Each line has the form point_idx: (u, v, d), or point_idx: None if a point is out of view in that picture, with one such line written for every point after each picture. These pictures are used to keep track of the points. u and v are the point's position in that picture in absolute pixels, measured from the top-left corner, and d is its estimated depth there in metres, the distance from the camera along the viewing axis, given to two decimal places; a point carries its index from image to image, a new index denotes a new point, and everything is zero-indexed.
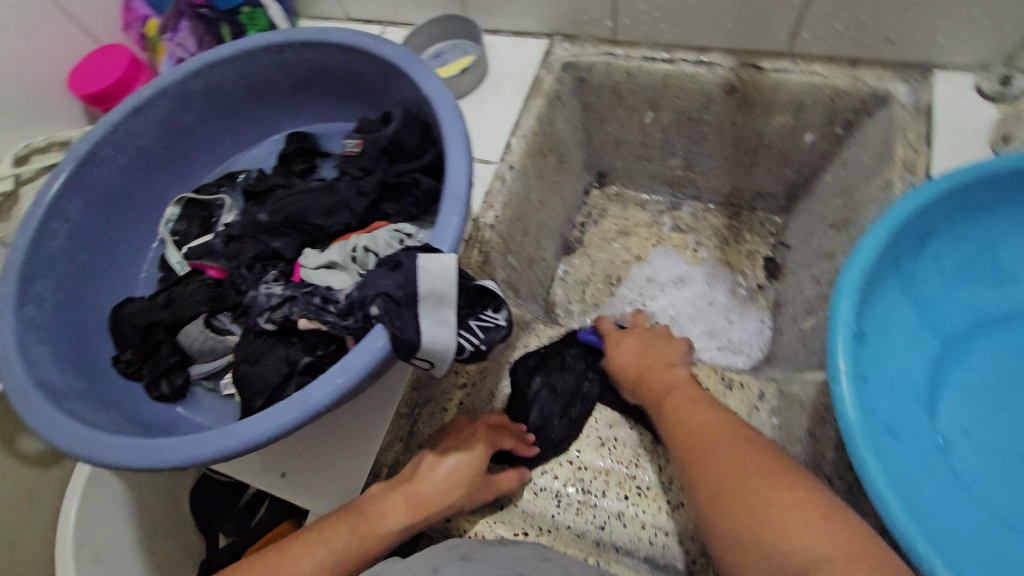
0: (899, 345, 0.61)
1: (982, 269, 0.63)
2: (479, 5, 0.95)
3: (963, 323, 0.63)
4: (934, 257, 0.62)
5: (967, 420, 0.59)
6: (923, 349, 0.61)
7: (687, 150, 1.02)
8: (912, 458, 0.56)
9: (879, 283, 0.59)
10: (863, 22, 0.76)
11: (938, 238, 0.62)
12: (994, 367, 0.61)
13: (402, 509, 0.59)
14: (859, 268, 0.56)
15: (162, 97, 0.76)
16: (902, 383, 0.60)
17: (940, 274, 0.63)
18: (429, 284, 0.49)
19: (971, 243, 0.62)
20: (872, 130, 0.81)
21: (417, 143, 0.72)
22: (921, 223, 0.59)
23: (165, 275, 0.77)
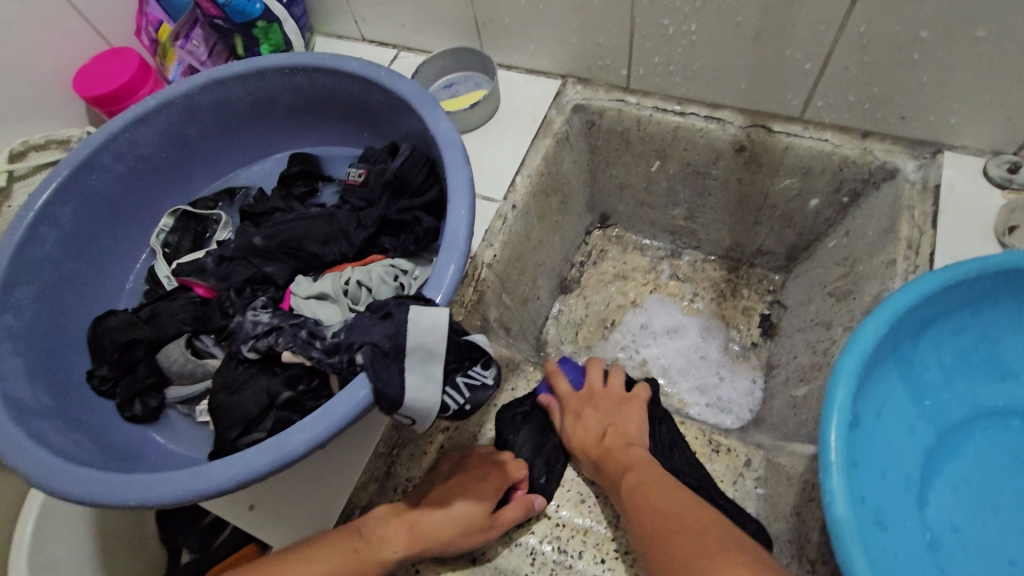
0: (892, 432, 0.60)
1: (979, 362, 0.63)
2: (496, 41, 0.95)
3: (958, 415, 0.62)
4: (933, 346, 0.62)
5: (957, 517, 0.58)
6: (915, 439, 0.61)
7: (691, 201, 1.02)
8: (900, 554, 0.55)
9: (878, 368, 0.58)
10: (876, 97, 0.76)
11: (937, 327, 0.61)
12: (984, 463, 0.61)
13: (402, 537, 0.61)
14: (858, 354, 0.55)
15: (168, 109, 0.75)
16: (893, 472, 0.59)
17: (939, 364, 0.62)
18: (418, 337, 0.48)
19: (970, 335, 0.62)
20: (877, 203, 0.81)
21: (422, 179, 0.71)
22: (923, 311, 0.58)
23: (151, 288, 0.75)
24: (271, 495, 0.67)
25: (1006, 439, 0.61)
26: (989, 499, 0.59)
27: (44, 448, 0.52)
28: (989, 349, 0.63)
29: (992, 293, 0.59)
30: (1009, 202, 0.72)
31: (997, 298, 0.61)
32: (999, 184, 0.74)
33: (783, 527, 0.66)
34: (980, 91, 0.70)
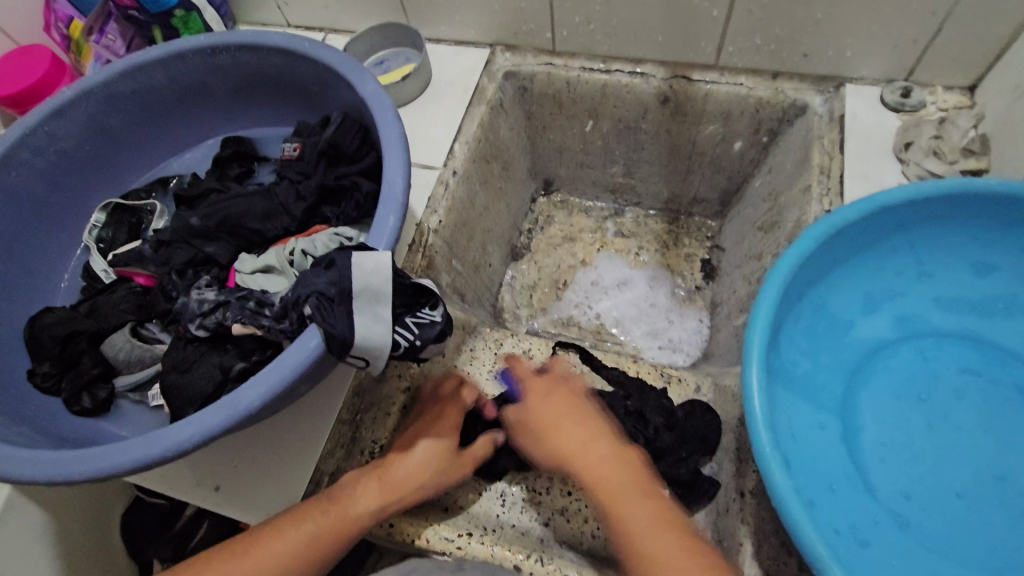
0: (816, 357, 0.64)
1: (904, 287, 0.65)
2: (422, 14, 0.97)
3: (881, 338, 0.65)
4: (854, 274, 0.64)
5: (886, 433, 0.61)
6: (837, 357, 0.64)
7: (627, 158, 1.06)
8: (816, 459, 0.59)
9: (796, 296, 0.61)
10: (780, 37, 0.82)
11: (861, 252, 0.63)
12: (910, 375, 0.63)
13: (374, 492, 0.58)
14: (776, 285, 0.57)
15: (86, 99, 0.73)
16: (816, 390, 0.62)
17: (865, 287, 0.65)
18: (363, 280, 0.49)
19: (896, 262, 0.64)
20: (793, 138, 0.87)
21: (357, 146, 0.71)
22: (842, 238, 0.61)
23: (89, 284, 0.73)
24: (234, 471, 0.66)
25: (931, 352, 0.64)
26: (919, 415, 0.61)
27: None
28: (916, 270, 0.65)
29: (912, 217, 0.61)
30: (904, 123, 0.79)
31: (921, 220, 0.62)
32: (894, 108, 0.81)
33: (730, 439, 0.70)
34: (869, 23, 0.77)
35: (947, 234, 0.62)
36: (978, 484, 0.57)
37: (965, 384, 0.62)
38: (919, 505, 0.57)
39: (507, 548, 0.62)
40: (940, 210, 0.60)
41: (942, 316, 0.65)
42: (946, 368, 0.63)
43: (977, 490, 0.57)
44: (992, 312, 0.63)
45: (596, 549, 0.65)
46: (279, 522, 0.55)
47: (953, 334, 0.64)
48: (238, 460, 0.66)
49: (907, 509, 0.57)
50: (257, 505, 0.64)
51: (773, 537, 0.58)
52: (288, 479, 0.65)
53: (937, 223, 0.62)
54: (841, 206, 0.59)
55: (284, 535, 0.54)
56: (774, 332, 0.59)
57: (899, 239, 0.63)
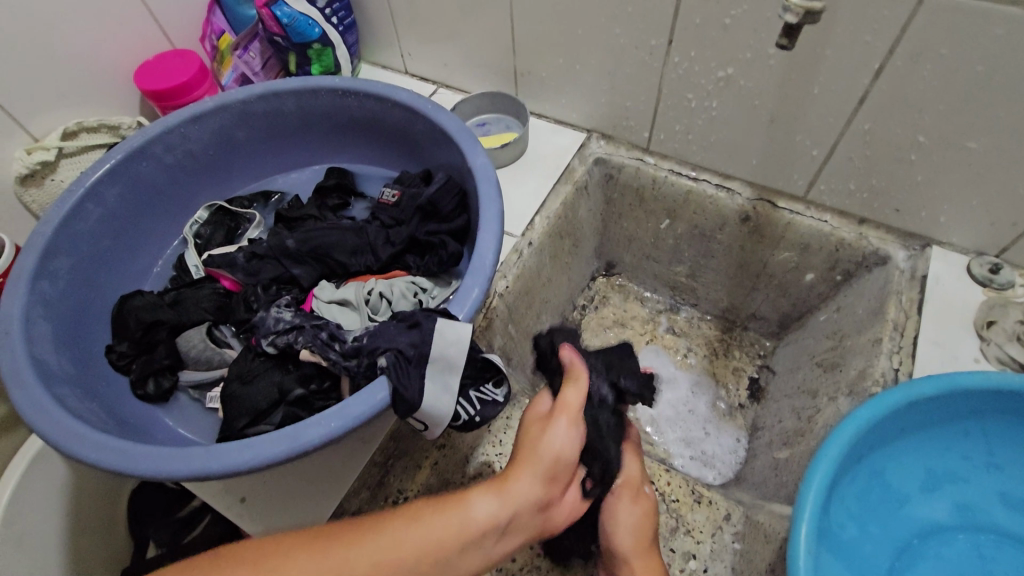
0: (864, 526, 0.62)
1: (969, 475, 0.63)
2: (531, 90, 1.03)
3: (937, 520, 0.64)
4: (917, 448, 0.63)
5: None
6: (887, 531, 0.63)
7: (694, 261, 1.08)
8: None
9: (855, 459, 0.60)
10: (875, 188, 0.83)
11: (932, 429, 0.62)
12: (959, 569, 0.62)
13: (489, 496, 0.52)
14: (838, 448, 0.56)
15: (223, 111, 0.80)
16: (862, 564, 0.61)
17: (928, 465, 0.63)
18: (441, 348, 0.51)
19: (969, 448, 0.63)
20: (868, 284, 0.87)
21: (453, 207, 0.74)
22: (915, 412, 0.60)
23: (178, 275, 0.79)
24: (264, 488, 0.68)
25: (986, 550, 0.62)
26: None
27: (63, 410, 0.54)
28: (989, 462, 0.63)
29: (996, 408, 0.59)
30: (988, 300, 0.78)
31: (1007, 415, 0.60)
32: (979, 281, 0.80)
33: None
34: (969, 196, 0.77)
35: None
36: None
37: None
38: None
39: None
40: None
41: (1006, 514, 0.63)
42: (1001, 571, 0.61)
43: None
44: None
45: None
46: (400, 517, 0.47)
47: (1015, 536, 0.62)
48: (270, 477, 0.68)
49: None
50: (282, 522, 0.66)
51: None
52: (314, 509, 0.66)
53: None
54: (920, 380, 0.58)
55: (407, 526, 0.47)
56: (828, 493, 0.57)
57: (976, 427, 0.61)
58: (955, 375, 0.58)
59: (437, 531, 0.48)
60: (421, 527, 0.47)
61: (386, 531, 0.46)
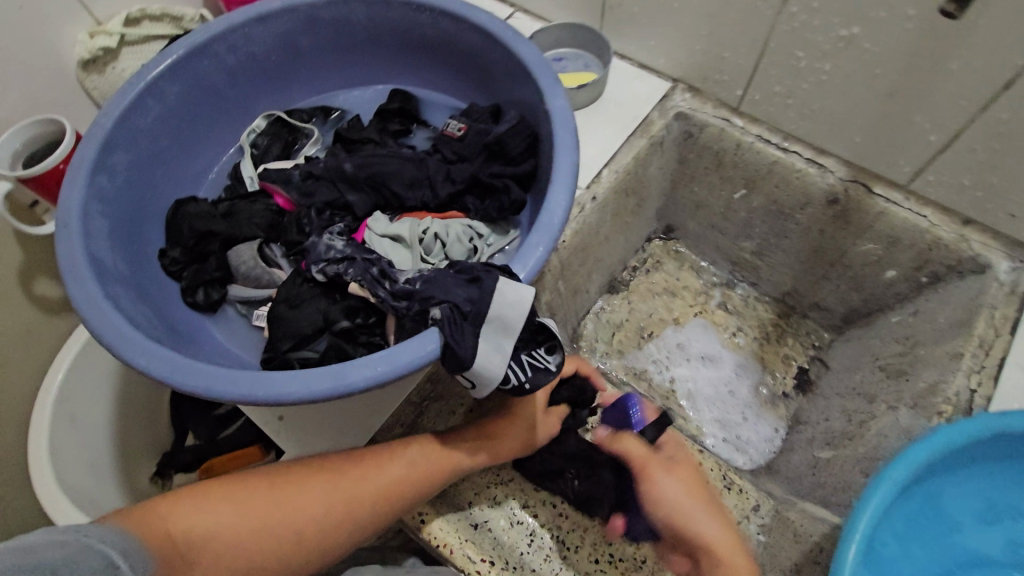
0: (907, 548, 0.58)
1: None
2: (618, 27, 0.93)
3: (983, 554, 0.60)
4: (978, 476, 0.58)
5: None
6: (929, 557, 0.59)
7: (764, 238, 1.00)
8: None
9: (914, 481, 0.56)
10: (993, 187, 0.74)
11: (1003, 461, 0.57)
12: None
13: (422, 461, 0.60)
14: (906, 464, 0.52)
15: (290, 14, 0.75)
16: None
17: (988, 497, 0.59)
18: (500, 308, 0.48)
19: None
20: (957, 293, 0.79)
21: (521, 150, 0.68)
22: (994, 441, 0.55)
23: (232, 185, 0.77)
24: (302, 408, 0.68)
25: None
26: None
27: (117, 313, 0.54)
28: None
29: None
30: None
31: None
32: None
33: None
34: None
35: None
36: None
37: None
38: None
39: None
40: None
41: None
42: None
43: None
44: None
45: None
46: (388, 449, 0.61)
47: None
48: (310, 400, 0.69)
49: None
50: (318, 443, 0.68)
51: None
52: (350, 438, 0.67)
53: None
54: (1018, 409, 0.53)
55: (396, 455, 0.60)
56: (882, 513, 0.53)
57: None
58: None
59: (417, 459, 0.60)
60: (405, 457, 0.60)
61: (384, 465, 0.59)
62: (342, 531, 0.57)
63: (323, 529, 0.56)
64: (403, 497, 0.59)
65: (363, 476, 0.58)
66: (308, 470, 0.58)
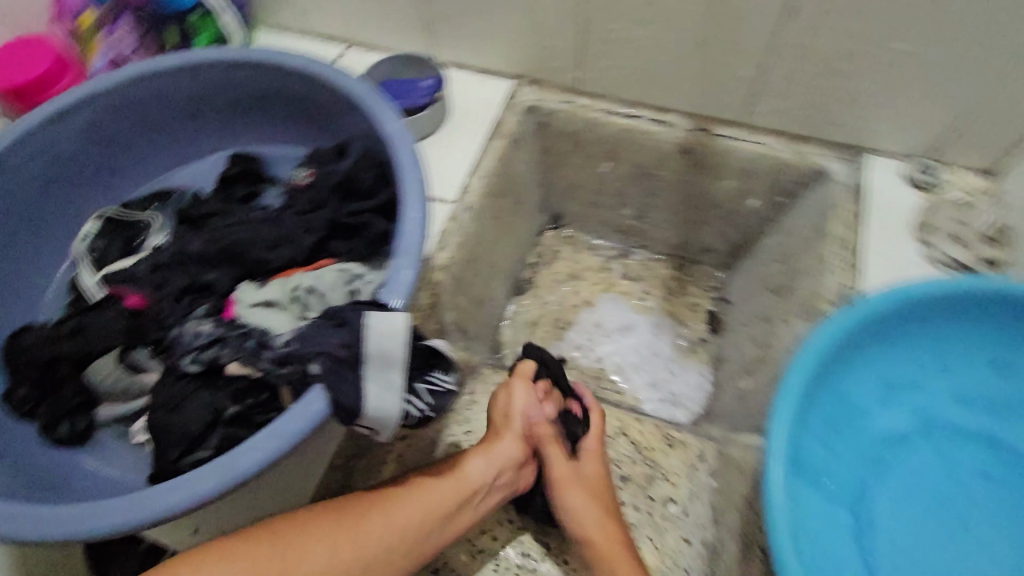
0: (836, 446, 0.59)
1: (928, 381, 0.61)
2: (446, 40, 0.94)
3: (899, 431, 0.61)
4: (887, 360, 0.60)
5: (902, 538, 0.57)
6: (861, 447, 0.59)
7: (641, 202, 1.05)
8: (832, 559, 0.54)
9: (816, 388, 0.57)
10: (810, 103, 0.81)
11: (904, 338, 0.60)
12: (928, 475, 0.59)
13: (414, 502, 0.59)
14: (815, 353, 0.54)
15: (92, 102, 0.70)
16: (838, 478, 0.58)
17: (899, 376, 0.61)
18: (377, 343, 0.47)
19: (939, 356, 0.61)
20: (811, 203, 0.86)
21: (373, 182, 0.68)
22: (892, 320, 0.58)
23: (76, 298, 0.70)
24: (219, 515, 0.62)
25: (952, 456, 0.60)
26: (934, 518, 0.58)
27: None
28: (951, 368, 0.61)
29: (976, 313, 0.58)
30: (925, 201, 0.78)
31: (976, 315, 0.58)
32: (916, 185, 0.80)
33: (734, 517, 0.66)
34: (911, 90, 0.76)
35: (999, 339, 0.59)
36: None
37: (983, 488, 0.58)
38: None
39: None
40: (990, 313, 0.58)
41: (965, 414, 0.61)
42: (966, 475, 0.59)
43: None
44: (1014, 415, 0.60)
45: None
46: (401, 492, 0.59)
47: (972, 431, 0.60)
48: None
49: None
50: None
51: None
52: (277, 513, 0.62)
53: (981, 323, 0.59)
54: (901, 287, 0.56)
55: (406, 503, 0.58)
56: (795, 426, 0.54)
57: (937, 337, 0.60)
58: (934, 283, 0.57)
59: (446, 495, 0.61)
60: (428, 498, 0.60)
61: (372, 516, 0.56)
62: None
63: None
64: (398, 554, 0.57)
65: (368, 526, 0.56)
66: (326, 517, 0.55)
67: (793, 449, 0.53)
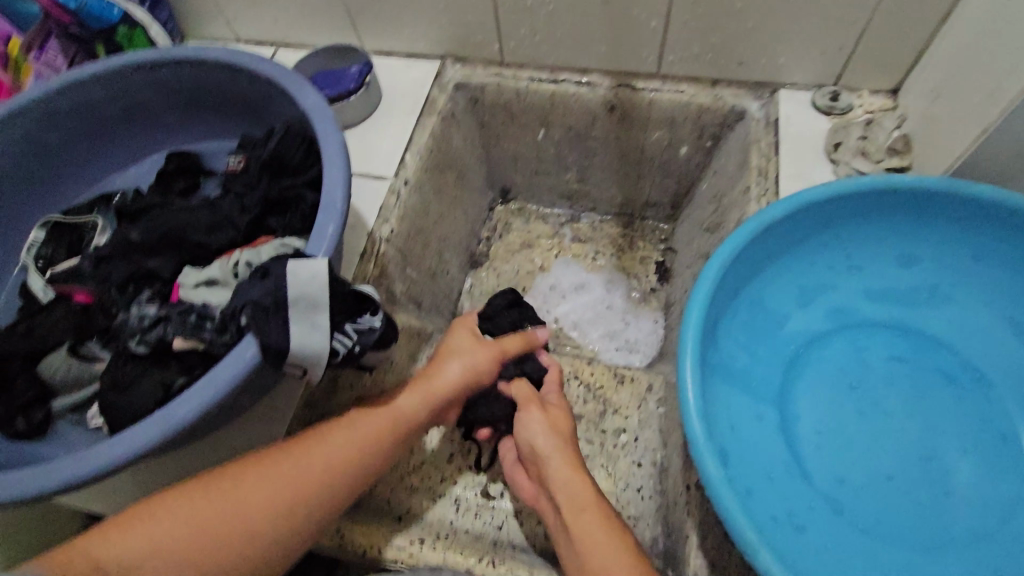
0: (752, 350, 0.63)
1: (835, 281, 0.66)
2: (370, 29, 0.98)
3: (814, 330, 0.65)
4: (792, 268, 0.65)
5: (820, 421, 0.61)
6: (774, 350, 0.64)
7: (580, 165, 1.08)
8: (753, 449, 0.58)
9: (729, 292, 0.61)
10: (715, 45, 0.85)
11: (807, 244, 0.64)
12: (841, 365, 0.64)
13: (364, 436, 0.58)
14: (721, 260, 0.58)
15: (21, 115, 0.71)
16: (754, 377, 0.62)
17: (808, 281, 0.66)
18: (300, 288, 0.49)
19: (841, 257, 0.65)
20: (733, 142, 0.90)
21: (301, 158, 0.70)
22: (791, 228, 0.62)
23: (26, 303, 0.71)
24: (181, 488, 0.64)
25: (865, 345, 0.64)
26: (850, 403, 0.62)
27: None
28: (854, 266, 0.65)
29: (869, 211, 0.62)
30: (834, 125, 0.82)
31: (869, 215, 0.63)
32: (825, 111, 0.84)
33: (679, 435, 0.69)
34: (808, 21, 0.79)
35: (894, 233, 0.63)
36: (964, 512, 0.55)
37: (893, 371, 0.63)
38: (837, 479, 0.58)
39: (460, 553, 0.61)
40: (882, 208, 0.62)
41: (870, 308, 0.66)
42: (875, 359, 0.64)
43: (906, 472, 0.58)
44: (915, 302, 0.64)
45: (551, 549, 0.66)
46: (325, 434, 0.56)
47: (880, 323, 0.65)
48: (196, 455, 0.65)
49: (829, 485, 0.58)
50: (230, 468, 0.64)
51: (718, 528, 0.58)
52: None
53: (875, 220, 0.63)
54: (797, 194, 0.60)
55: (335, 441, 0.56)
56: (709, 325, 0.59)
57: (838, 239, 0.64)
58: (824, 189, 0.60)
59: (375, 429, 0.58)
60: (355, 433, 0.57)
61: (317, 441, 0.55)
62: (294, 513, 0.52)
63: (253, 544, 0.50)
64: (336, 489, 0.55)
65: (298, 467, 0.53)
66: (258, 468, 0.53)
67: (705, 353, 0.57)
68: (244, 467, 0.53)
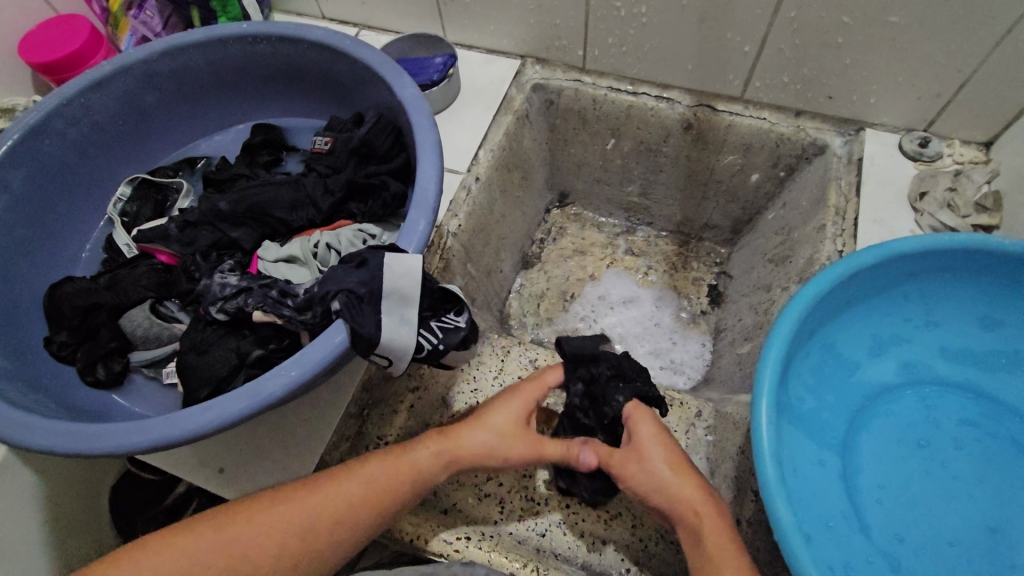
0: (820, 395, 0.63)
1: (911, 335, 0.65)
2: (456, 20, 0.98)
3: (884, 382, 0.65)
4: (870, 318, 0.64)
5: (883, 475, 0.61)
6: (841, 398, 0.64)
7: (644, 178, 1.07)
8: (814, 496, 0.58)
9: (807, 334, 0.61)
10: (806, 77, 0.84)
11: (889, 295, 0.63)
12: (909, 421, 0.63)
13: (390, 484, 0.55)
14: (803, 304, 0.58)
15: (125, 74, 0.74)
16: (819, 423, 0.62)
17: (883, 332, 0.65)
18: (394, 281, 0.51)
19: (921, 311, 0.64)
20: (810, 176, 0.89)
21: (389, 146, 0.72)
22: (876, 277, 0.61)
23: (110, 256, 0.74)
24: (240, 456, 0.65)
25: (935, 402, 0.64)
26: (916, 461, 0.61)
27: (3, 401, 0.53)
28: (932, 322, 0.64)
29: (959, 270, 0.61)
30: (920, 172, 0.81)
31: (957, 273, 0.62)
32: (912, 157, 0.83)
33: (728, 467, 0.69)
34: (909, 64, 0.77)
35: (982, 295, 0.62)
36: None
37: (963, 434, 0.62)
38: (895, 537, 0.58)
39: (506, 558, 0.61)
40: (974, 268, 0.60)
41: (945, 366, 0.65)
42: (945, 418, 0.63)
43: (969, 539, 0.57)
44: (994, 367, 0.63)
45: (591, 564, 0.66)
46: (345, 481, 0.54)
47: (955, 384, 0.64)
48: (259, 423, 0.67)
49: (886, 541, 0.58)
50: (289, 441, 0.66)
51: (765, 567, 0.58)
52: (291, 454, 0.65)
53: (964, 280, 0.62)
54: (888, 244, 0.59)
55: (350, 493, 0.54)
56: (784, 366, 0.59)
57: (920, 293, 0.63)
58: (917, 242, 0.59)
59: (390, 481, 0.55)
60: (373, 484, 0.55)
61: (331, 491, 0.54)
62: (312, 554, 0.53)
63: None
64: (339, 539, 0.53)
65: (298, 513, 0.52)
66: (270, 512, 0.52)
67: (776, 394, 0.57)
68: (264, 511, 0.52)
